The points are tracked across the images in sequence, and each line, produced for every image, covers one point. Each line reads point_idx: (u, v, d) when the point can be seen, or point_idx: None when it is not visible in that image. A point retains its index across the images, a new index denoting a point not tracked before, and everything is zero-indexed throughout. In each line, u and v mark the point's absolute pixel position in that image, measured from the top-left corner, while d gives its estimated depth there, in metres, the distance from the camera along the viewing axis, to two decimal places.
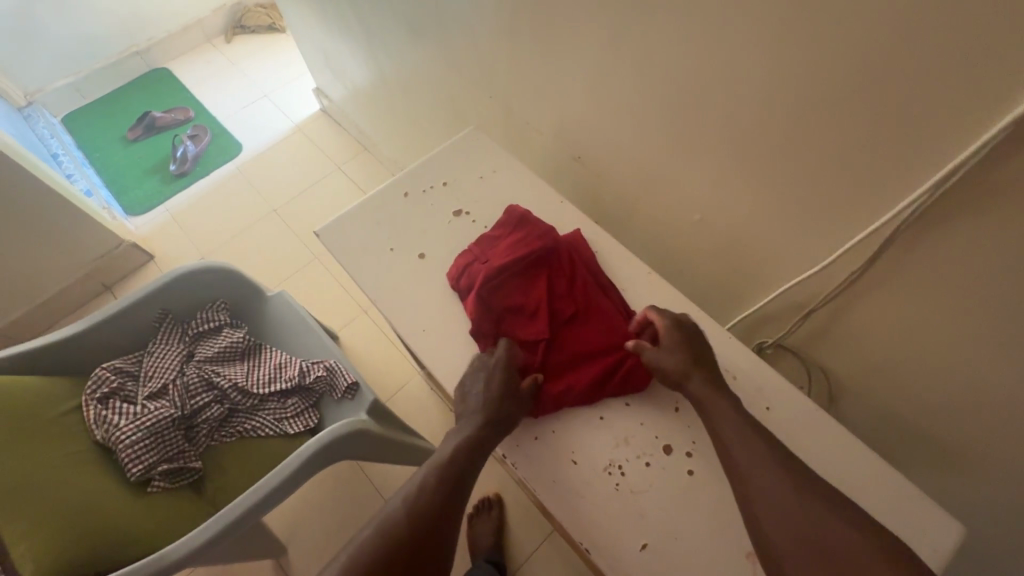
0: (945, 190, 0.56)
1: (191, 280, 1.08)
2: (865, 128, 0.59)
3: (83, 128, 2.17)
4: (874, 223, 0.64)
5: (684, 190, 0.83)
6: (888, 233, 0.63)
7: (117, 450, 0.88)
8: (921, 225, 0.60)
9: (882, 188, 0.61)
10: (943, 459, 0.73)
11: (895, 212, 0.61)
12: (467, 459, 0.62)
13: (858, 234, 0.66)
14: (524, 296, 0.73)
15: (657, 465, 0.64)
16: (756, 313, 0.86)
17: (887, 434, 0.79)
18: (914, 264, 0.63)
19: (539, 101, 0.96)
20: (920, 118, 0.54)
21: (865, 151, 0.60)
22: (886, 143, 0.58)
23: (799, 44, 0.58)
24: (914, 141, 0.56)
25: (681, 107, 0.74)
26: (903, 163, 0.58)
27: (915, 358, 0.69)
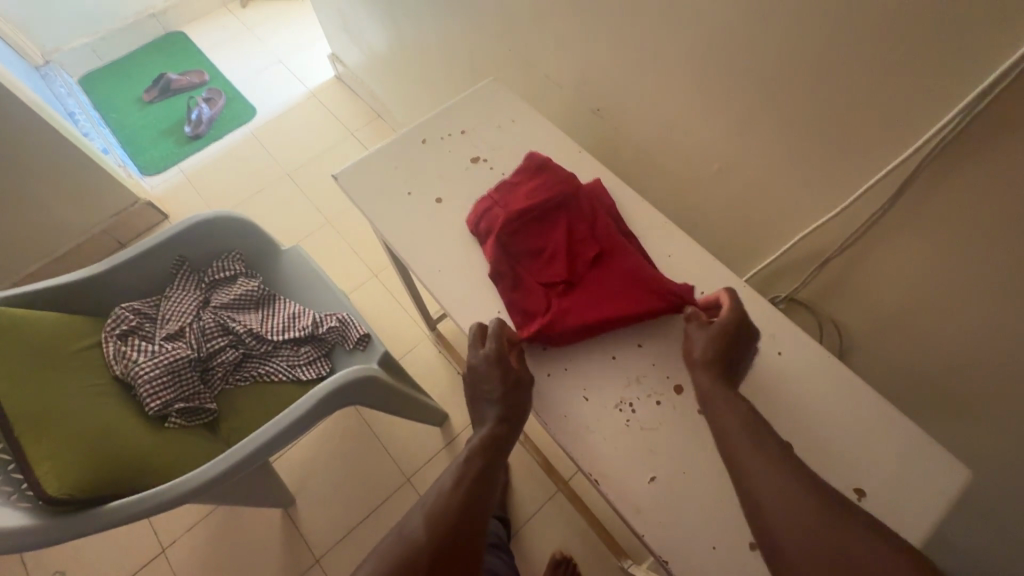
0: (965, 125, 0.55)
1: (208, 229, 1.09)
2: (885, 66, 0.58)
3: (99, 88, 2.18)
4: (890, 165, 0.63)
5: (700, 141, 0.82)
6: (905, 176, 0.62)
7: (135, 386, 0.90)
8: (939, 165, 0.59)
9: (901, 128, 0.60)
10: (952, 412, 0.73)
11: (913, 154, 0.60)
12: (490, 454, 0.62)
13: (874, 178, 0.65)
14: (544, 239, 0.73)
15: (667, 402, 0.65)
16: (770, 268, 0.85)
17: (896, 389, 0.79)
18: (930, 207, 0.62)
19: (558, 53, 0.95)
20: (942, 50, 0.53)
21: (884, 90, 0.59)
22: (909, 81, 0.57)
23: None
24: (935, 75, 0.55)
25: (699, 54, 0.74)
26: (923, 99, 0.57)
27: (928, 307, 0.68)
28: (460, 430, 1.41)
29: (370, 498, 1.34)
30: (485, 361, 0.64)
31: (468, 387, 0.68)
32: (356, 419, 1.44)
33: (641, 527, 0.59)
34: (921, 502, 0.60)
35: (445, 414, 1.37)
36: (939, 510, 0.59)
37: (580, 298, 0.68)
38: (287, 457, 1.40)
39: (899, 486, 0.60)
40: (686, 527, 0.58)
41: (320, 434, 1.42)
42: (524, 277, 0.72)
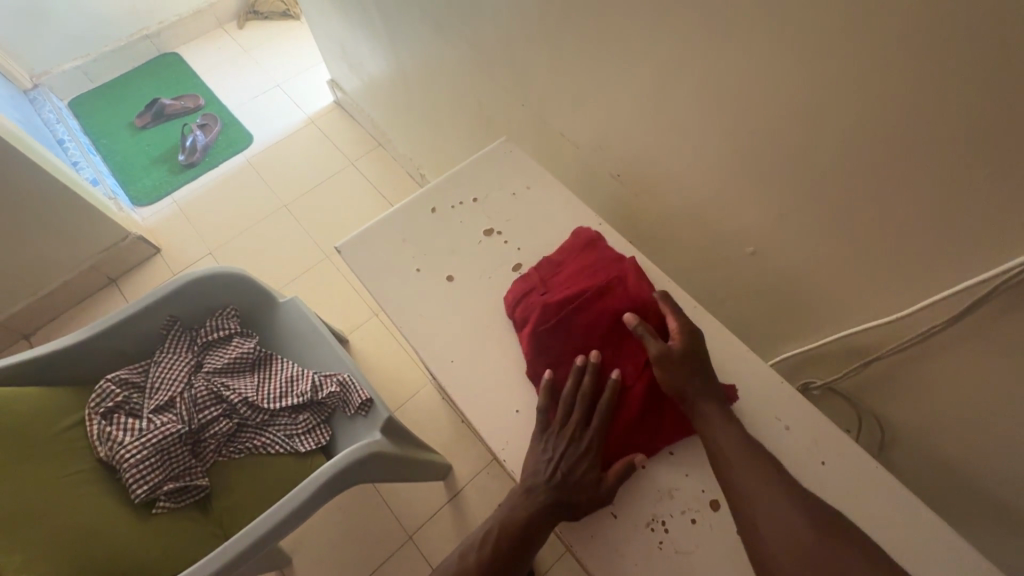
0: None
1: (201, 287, 1.03)
2: (956, 176, 0.52)
3: (91, 114, 2.11)
4: (961, 282, 0.57)
5: (733, 218, 0.77)
6: (979, 293, 0.56)
7: (121, 470, 0.84)
8: (1017, 285, 0.53)
9: (970, 239, 0.55)
10: (1007, 521, 0.68)
11: (990, 277, 0.54)
12: (530, 534, 0.57)
13: (943, 289, 0.59)
14: (585, 338, 0.66)
15: (704, 521, 0.59)
16: (804, 352, 0.80)
17: (944, 488, 0.74)
18: (1001, 324, 0.56)
19: (577, 112, 0.90)
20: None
21: (955, 198, 0.54)
22: (985, 194, 0.51)
23: (889, 71, 0.51)
24: (1017, 194, 0.49)
25: (738, 134, 0.68)
26: (1003, 212, 0.51)
27: (990, 417, 0.63)
28: (465, 486, 1.35)
29: (370, 560, 1.27)
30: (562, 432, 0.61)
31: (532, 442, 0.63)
32: None
33: None
34: None
35: (450, 467, 1.30)
36: None
37: (630, 413, 0.62)
38: None
39: None
40: None
41: None
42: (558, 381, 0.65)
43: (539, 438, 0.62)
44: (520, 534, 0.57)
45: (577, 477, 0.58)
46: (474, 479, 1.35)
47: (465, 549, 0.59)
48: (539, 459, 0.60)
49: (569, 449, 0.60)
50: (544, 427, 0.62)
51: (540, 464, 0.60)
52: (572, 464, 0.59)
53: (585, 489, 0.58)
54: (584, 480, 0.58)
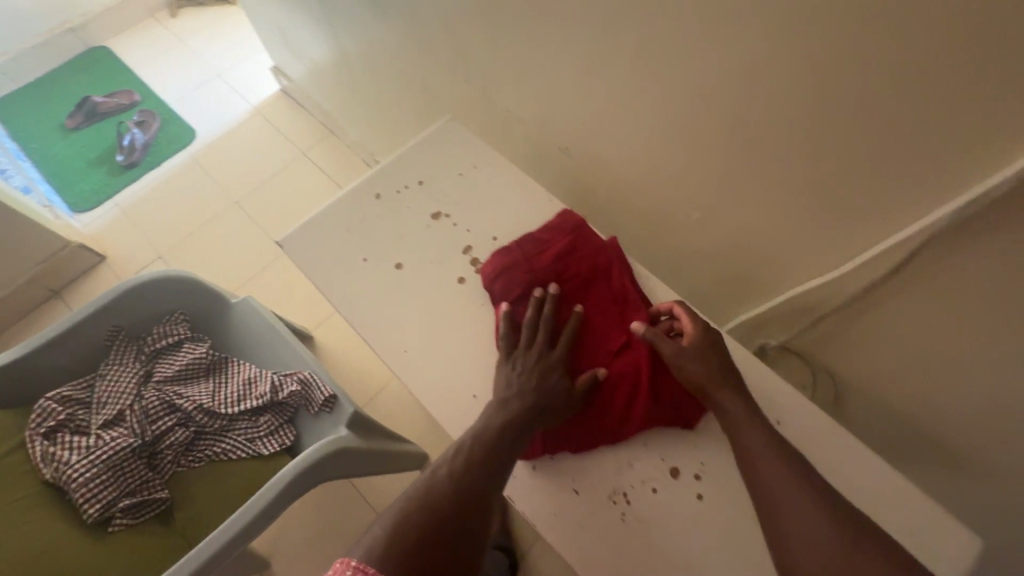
0: (985, 203, 0.49)
1: (144, 294, 0.98)
2: (888, 130, 0.52)
3: (16, 117, 1.98)
4: (898, 233, 0.58)
5: (680, 186, 0.76)
6: (913, 244, 0.57)
7: (71, 490, 0.81)
8: (950, 232, 0.54)
9: (905, 190, 0.55)
10: (957, 463, 0.70)
11: (922, 225, 0.55)
12: (499, 442, 0.56)
13: (885, 241, 0.60)
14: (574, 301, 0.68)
15: (664, 490, 0.60)
16: (758, 315, 0.80)
17: (896, 437, 0.76)
18: (935, 274, 0.57)
19: (520, 87, 0.87)
20: (951, 116, 0.48)
21: (885, 153, 0.54)
22: (914, 147, 0.52)
23: (819, 21, 0.50)
24: (944, 143, 0.50)
25: (678, 102, 0.67)
26: (937, 159, 0.51)
27: (934, 365, 0.64)
28: None
29: None
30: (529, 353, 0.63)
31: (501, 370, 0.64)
32: None
33: None
34: None
35: (426, 455, 1.29)
36: None
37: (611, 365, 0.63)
38: None
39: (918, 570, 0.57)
40: None
41: None
42: (516, 314, 0.67)
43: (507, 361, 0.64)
44: (496, 442, 0.56)
45: (548, 384, 0.60)
46: None
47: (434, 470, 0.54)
48: (512, 375, 0.62)
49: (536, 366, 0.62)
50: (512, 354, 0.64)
51: (513, 377, 0.62)
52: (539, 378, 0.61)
53: (548, 403, 0.59)
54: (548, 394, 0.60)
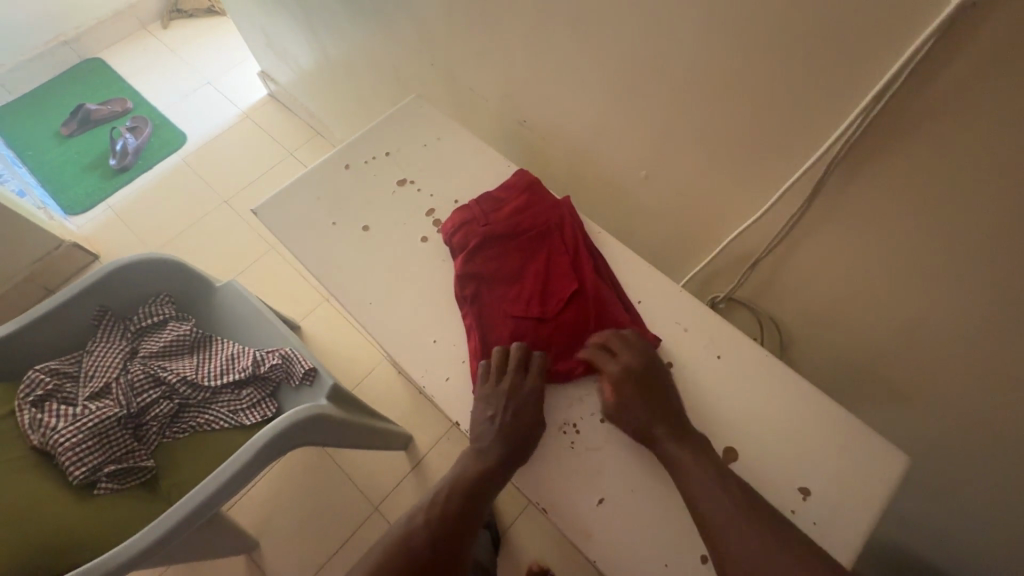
0: (870, 122, 0.54)
1: (131, 275, 1.03)
2: (790, 72, 0.57)
3: (12, 126, 2.03)
4: (805, 164, 0.62)
5: (627, 149, 0.81)
6: (820, 173, 0.61)
7: (57, 454, 0.84)
8: (849, 163, 0.58)
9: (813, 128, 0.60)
10: (895, 398, 0.74)
11: (823, 154, 0.59)
12: (470, 490, 0.57)
13: (794, 175, 0.64)
14: (520, 267, 0.71)
15: (611, 420, 0.64)
16: (707, 268, 0.85)
17: (840, 379, 0.80)
18: (846, 208, 0.62)
19: (480, 65, 0.93)
20: (839, 53, 0.52)
21: (791, 95, 0.59)
22: (813, 85, 0.56)
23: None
24: (837, 79, 0.54)
25: (615, 65, 0.72)
26: (832, 90, 0.55)
27: (861, 298, 0.68)
28: (425, 452, 1.37)
29: (337, 533, 1.29)
30: (503, 391, 0.62)
31: (477, 406, 0.63)
32: (316, 453, 1.38)
33: (592, 554, 0.58)
34: (866, 501, 0.59)
35: (409, 435, 1.33)
36: (882, 504, 0.59)
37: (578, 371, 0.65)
38: (243, 502, 1.33)
39: (846, 485, 0.60)
40: (642, 548, 0.57)
41: (279, 474, 1.36)
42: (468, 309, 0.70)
43: (483, 397, 0.63)
44: (471, 490, 0.57)
45: (519, 429, 0.60)
46: (434, 444, 1.38)
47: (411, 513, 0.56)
48: (481, 418, 0.62)
49: (509, 405, 0.61)
50: (486, 387, 0.63)
51: (483, 422, 0.61)
52: (513, 420, 0.60)
53: (522, 445, 0.60)
54: (521, 436, 0.60)
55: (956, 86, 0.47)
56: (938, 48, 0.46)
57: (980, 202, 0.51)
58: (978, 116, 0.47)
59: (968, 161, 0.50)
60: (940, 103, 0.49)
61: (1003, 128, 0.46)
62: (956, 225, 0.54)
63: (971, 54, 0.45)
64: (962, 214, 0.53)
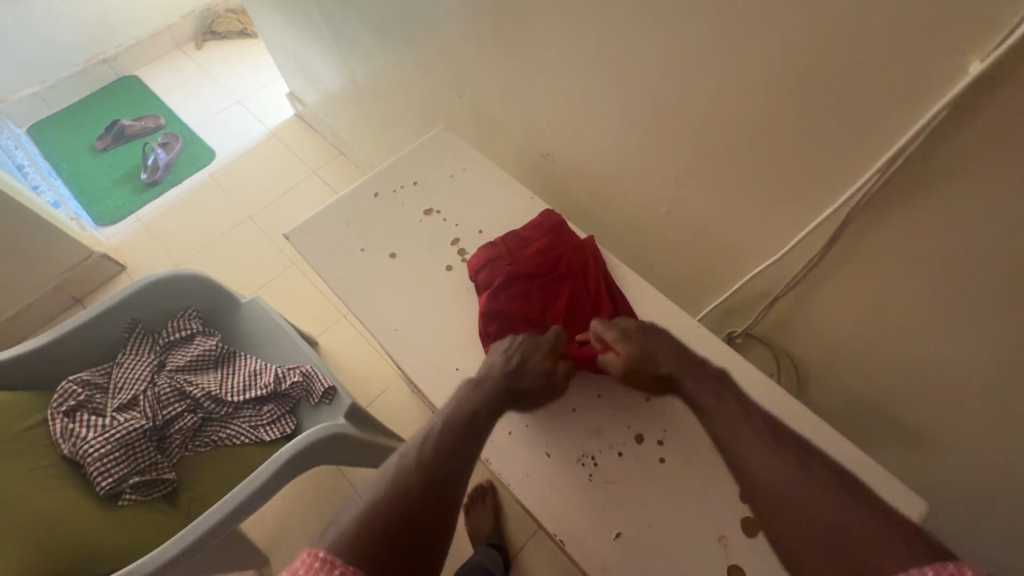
0: (890, 174, 0.55)
1: (162, 290, 1.06)
2: (811, 122, 0.59)
3: (49, 139, 2.12)
4: (827, 214, 0.64)
5: (649, 185, 0.83)
6: (841, 222, 0.63)
7: (85, 465, 0.87)
8: (871, 213, 0.60)
9: (834, 177, 0.61)
10: (911, 441, 0.74)
11: (844, 203, 0.61)
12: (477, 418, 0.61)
13: (814, 223, 0.66)
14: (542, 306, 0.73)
15: (629, 454, 0.65)
16: (724, 304, 0.86)
17: (859, 421, 0.79)
18: (867, 255, 0.63)
19: (507, 98, 0.96)
20: (860, 107, 0.54)
21: (812, 143, 0.60)
22: (833, 135, 0.58)
23: (743, 21, 0.57)
24: (859, 132, 0.56)
25: (640, 105, 0.75)
26: (853, 142, 0.57)
27: (877, 342, 0.69)
28: None
29: None
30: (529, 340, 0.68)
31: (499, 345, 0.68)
32: (329, 471, 1.40)
33: None
34: None
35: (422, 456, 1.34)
36: None
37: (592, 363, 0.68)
38: (255, 516, 1.34)
39: None
40: None
41: (292, 489, 1.37)
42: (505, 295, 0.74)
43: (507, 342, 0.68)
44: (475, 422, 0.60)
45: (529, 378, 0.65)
46: None
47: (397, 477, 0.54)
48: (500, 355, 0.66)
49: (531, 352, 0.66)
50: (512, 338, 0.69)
51: (501, 359, 0.66)
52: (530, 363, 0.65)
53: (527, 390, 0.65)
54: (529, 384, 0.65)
55: (976, 145, 0.48)
56: (957, 111, 0.48)
57: (996, 256, 0.52)
58: (998, 173, 0.48)
59: (985, 217, 0.51)
60: (959, 160, 0.50)
61: (1020, 188, 0.47)
62: (977, 276, 0.54)
63: (988, 117, 0.46)
64: (983, 266, 0.53)
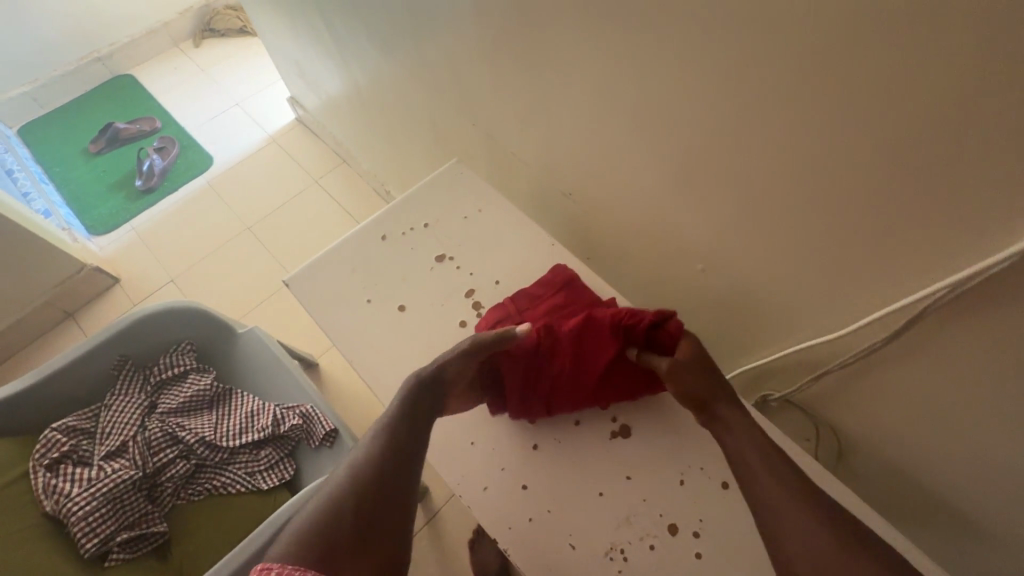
0: (985, 275, 0.49)
1: (153, 324, 1.00)
2: (883, 200, 0.52)
3: (41, 141, 2.04)
4: (897, 301, 0.57)
5: (683, 238, 0.77)
6: (914, 312, 0.56)
7: (70, 524, 0.81)
8: (949, 305, 0.53)
9: (904, 260, 0.55)
10: (967, 533, 0.67)
11: (923, 297, 0.54)
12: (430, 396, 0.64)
13: (881, 308, 0.59)
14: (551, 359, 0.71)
15: (661, 546, 0.61)
16: (761, 366, 0.80)
17: (906, 502, 0.73)
18: (937, 345, 0.56)
19: (528, 131, 0.89)
20: (948, 191, 0.47)
21: (882, 222, 0.54)
22: (910, 217, 0.51)
23: (804, 82, 0.51)
24: (941, 218, 0.49)
25: (680, 157, 0.68)
26: (933, 228, 0.50)
27: (933, 426, 0.63)
28: (440, 507, 1.28)
29: None
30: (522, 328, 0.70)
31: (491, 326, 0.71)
32: None
33: None
34: None
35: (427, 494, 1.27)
36: None
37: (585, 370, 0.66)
38: None
39: None
40: None
41: None
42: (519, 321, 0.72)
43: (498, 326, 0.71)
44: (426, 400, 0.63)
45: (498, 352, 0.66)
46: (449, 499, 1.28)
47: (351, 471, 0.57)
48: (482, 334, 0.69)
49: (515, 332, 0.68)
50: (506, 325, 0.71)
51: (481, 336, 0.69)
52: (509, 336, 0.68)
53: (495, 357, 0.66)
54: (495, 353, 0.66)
55: None
56: None
57: None
58: None
59: None
60: None
61: None
62: None
63: None
64: None
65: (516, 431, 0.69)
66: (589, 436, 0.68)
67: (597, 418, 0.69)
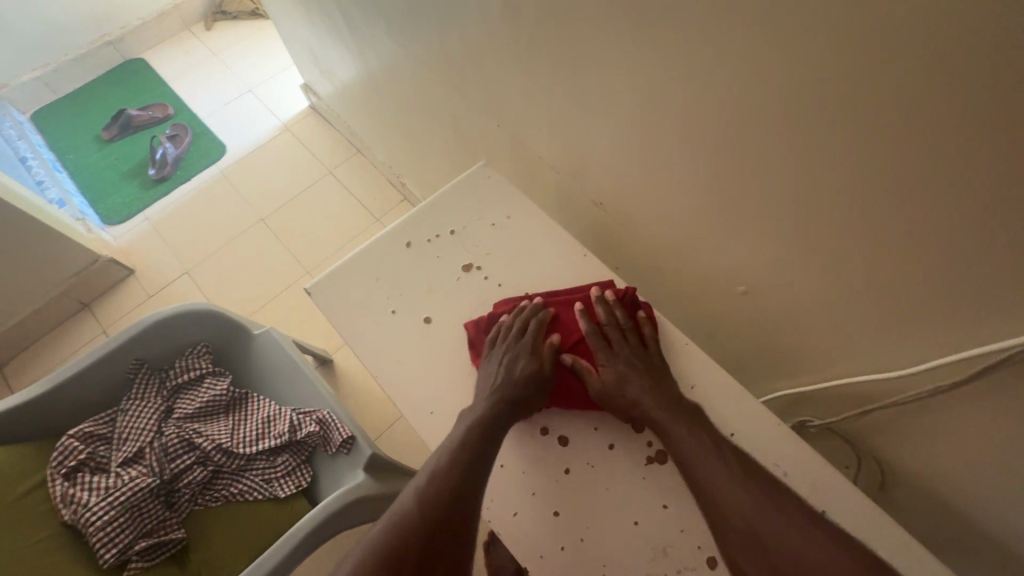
0: None
1: (168, 327, 0.98)
2: (960, 238, 0.47)
3: (54, 128, 2.02)
4: (972, 346, 0.52)
5: (723, 254, 0.73)
6: (988, 357, 0.51)
7: (88, 534, 0.81)
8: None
9: (978, 301, 0.50)
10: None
11: (1002, 346, 0.49)
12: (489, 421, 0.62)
13: (949, 349, 0.54)
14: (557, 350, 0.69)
15: None
16: (801, 389, 0.76)
17: (950, 537, 0.70)
18: (1007, 389, 0.52)
19: (558, 135, 0.85)
20: None
21: (958, 261, 0.49)
22: (991, 258, 0.46)
23: (871, 103, 0.46)
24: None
25: (726, 175, 0.64)
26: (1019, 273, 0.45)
27: (991, 468, 0.59)
28: None
29: None
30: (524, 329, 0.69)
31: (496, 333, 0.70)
32: None
33: None
34: None
35: None
36: None
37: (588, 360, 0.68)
38: None
39: None
40: None
41: None
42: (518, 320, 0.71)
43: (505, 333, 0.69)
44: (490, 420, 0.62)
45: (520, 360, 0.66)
46: None
47: (393, 519, 0.54)
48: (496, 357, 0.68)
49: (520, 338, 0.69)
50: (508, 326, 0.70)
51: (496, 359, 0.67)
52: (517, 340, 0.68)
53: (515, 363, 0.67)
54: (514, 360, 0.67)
55: None
56: None
57: None
58: None
59: None
60: None
61: None
62: None
63: None
64: None
65: (546, 454, 0.66)
66: (624, 463, 0.65)
67: (631, 442, 0.66)
